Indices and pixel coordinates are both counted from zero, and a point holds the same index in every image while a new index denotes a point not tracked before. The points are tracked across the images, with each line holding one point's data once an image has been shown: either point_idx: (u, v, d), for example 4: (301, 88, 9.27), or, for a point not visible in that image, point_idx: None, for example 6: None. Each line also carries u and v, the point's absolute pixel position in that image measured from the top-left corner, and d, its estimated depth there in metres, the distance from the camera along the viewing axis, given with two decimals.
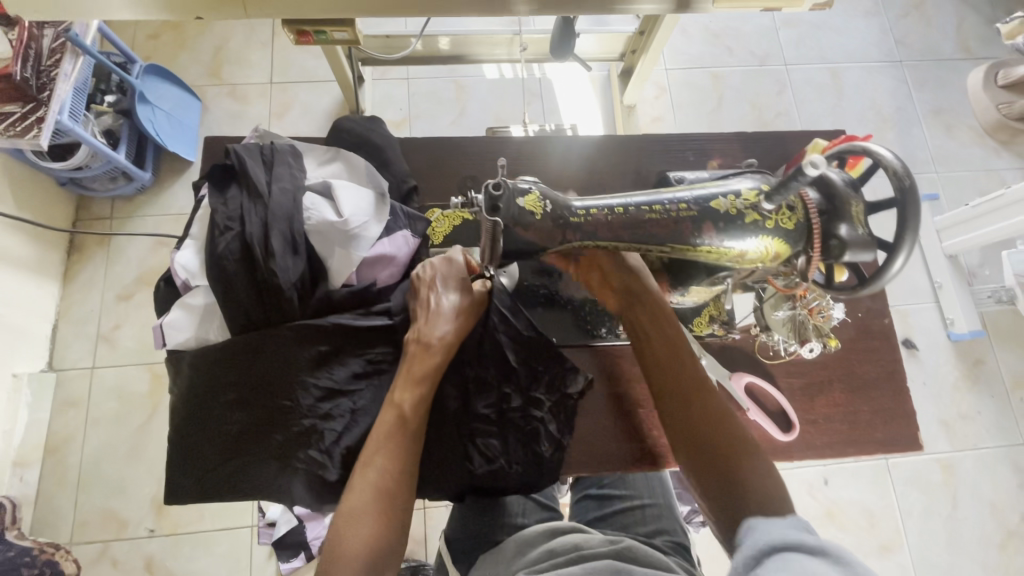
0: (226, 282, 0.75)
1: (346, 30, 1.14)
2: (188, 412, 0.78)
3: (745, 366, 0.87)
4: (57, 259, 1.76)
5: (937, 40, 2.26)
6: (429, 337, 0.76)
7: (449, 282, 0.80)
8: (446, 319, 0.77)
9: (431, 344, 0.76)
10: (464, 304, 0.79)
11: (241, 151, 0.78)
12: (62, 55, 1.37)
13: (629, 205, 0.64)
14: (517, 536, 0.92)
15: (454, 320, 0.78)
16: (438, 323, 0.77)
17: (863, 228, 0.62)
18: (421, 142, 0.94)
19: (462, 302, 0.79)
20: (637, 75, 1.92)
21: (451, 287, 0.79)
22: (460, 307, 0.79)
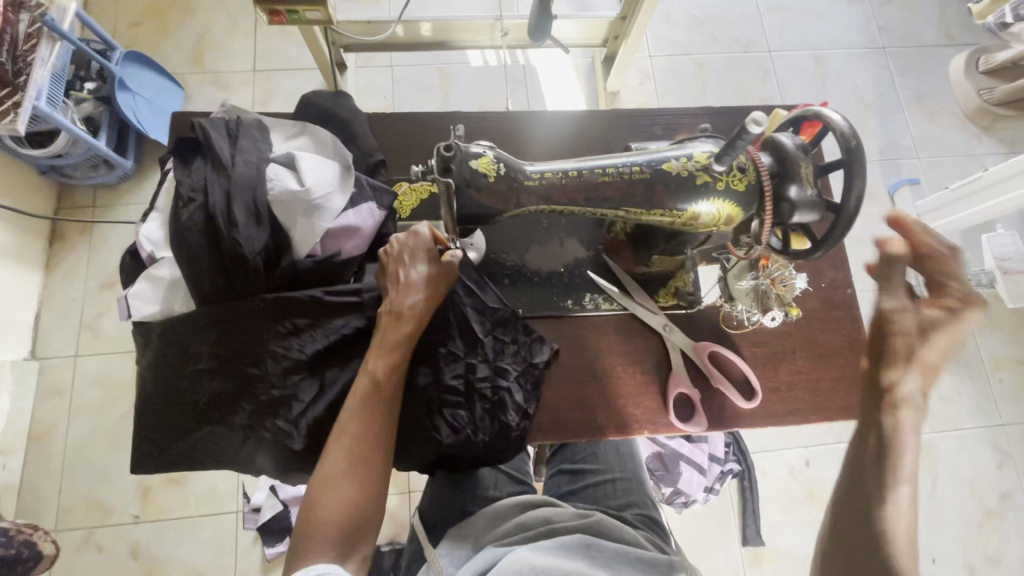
0: (190, 252, 0.75)
1: (320, 10, 1.14)
2: (156, 386, 0.78)
3: (710, 335, 0.89)
4: (39, 248, 1.75)
5: (920, 27, 2.27)
6: (400, 307, 0.76)
7: (419, 252, 0.78)
8: (417, 290, 0.77)
9: (404, 314, 0.76)
10: (434, 274, 0.78)
11: (205, 124, 0.79)
12: (39, 40, 1.36)
13: (582, 168, 0.66)
14: (486, 510, 0.91)
15: (425, 291, 0.77)
16: (410, 293, 0.76)
17: (812, 190, 0.63)
18: (393, 119, 0.95)
19: (433, 272, 0.78)
20: (620, 62, 1.92)
21: (421, 258, 0.78)
22: (430, 277, 0.77)
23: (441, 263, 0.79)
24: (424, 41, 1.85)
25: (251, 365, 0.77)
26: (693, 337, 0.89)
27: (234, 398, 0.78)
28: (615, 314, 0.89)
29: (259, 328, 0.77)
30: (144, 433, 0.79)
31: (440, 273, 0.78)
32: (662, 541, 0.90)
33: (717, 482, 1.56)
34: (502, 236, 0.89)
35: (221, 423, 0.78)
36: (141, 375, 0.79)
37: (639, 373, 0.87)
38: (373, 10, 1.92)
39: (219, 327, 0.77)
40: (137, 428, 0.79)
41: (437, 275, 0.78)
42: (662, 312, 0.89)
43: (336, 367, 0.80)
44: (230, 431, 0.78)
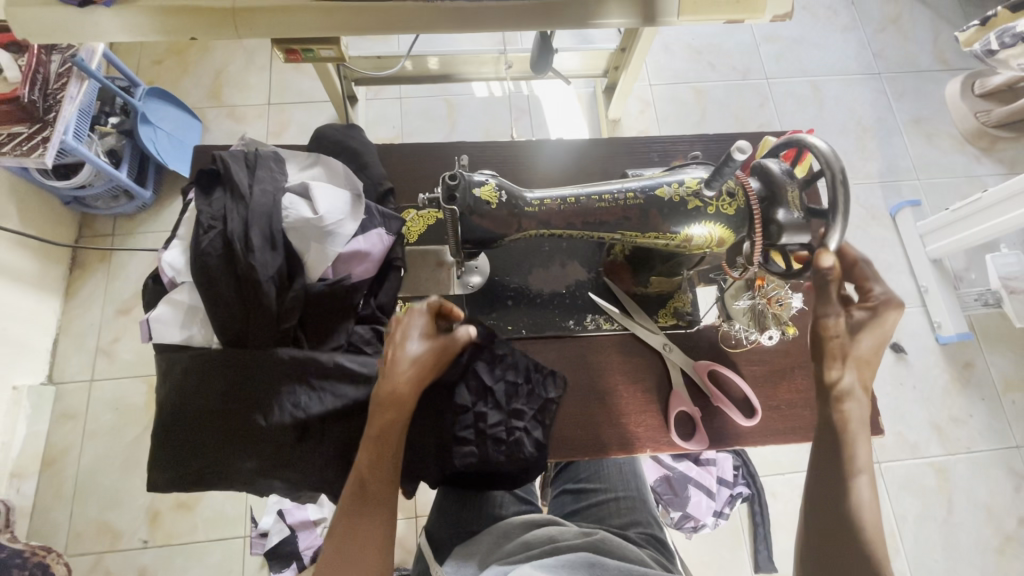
0: (208, 277, 0.79)
1: (333, 48, 1.21)
2: (177, 423, 0.80)
3: (709, 355, 0.91)
4: (60, 275, 1.82)
5: (915, 53, 2.33)
6: (390, 394, 0.73)
7: (409, 336, 0.75)
8: (405, 375, 0.73)
9: (395, 402, 0.73)
10: (426, 357, 0.75)
11: (226, 157, 0.83)
12: (68, 79, 1.44)
13: (580, 195, 0.69)
14: (491, 529, 0.92)
15: (414, 376, 0.74)
16: (398, 379, 0.73)
17: (800, 211, 0.66)
18: (398, 149, 1.00)
19: (425, 354, 0.75)
20: (620, 91, 1.99)
21: (411, 341, 0.75)
22: (421, 360, 0.74)
23: (434, 344, 0.76)
24: (432, 73, 1.93)
25: (267, 400, 0.79)
26: (692, 357, 0.91)
27: (249, 428, 0.79)
28: (618, 333, 0.91)
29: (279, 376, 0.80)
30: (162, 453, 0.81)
31: (433, 353, 0.75)
32: (667, 562, 0.90)
33: (726, 507, 1.55)
34: (504, 259, 0.93)
35: (237, 445, 0.80)
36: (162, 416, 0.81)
37: (641, 391, 0.89)
38: (384, 46, 2.02)
39: (241, 374, 0.80)
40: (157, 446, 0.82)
41: (427, 356, 0.74)
42: (662, 332, 0.91)
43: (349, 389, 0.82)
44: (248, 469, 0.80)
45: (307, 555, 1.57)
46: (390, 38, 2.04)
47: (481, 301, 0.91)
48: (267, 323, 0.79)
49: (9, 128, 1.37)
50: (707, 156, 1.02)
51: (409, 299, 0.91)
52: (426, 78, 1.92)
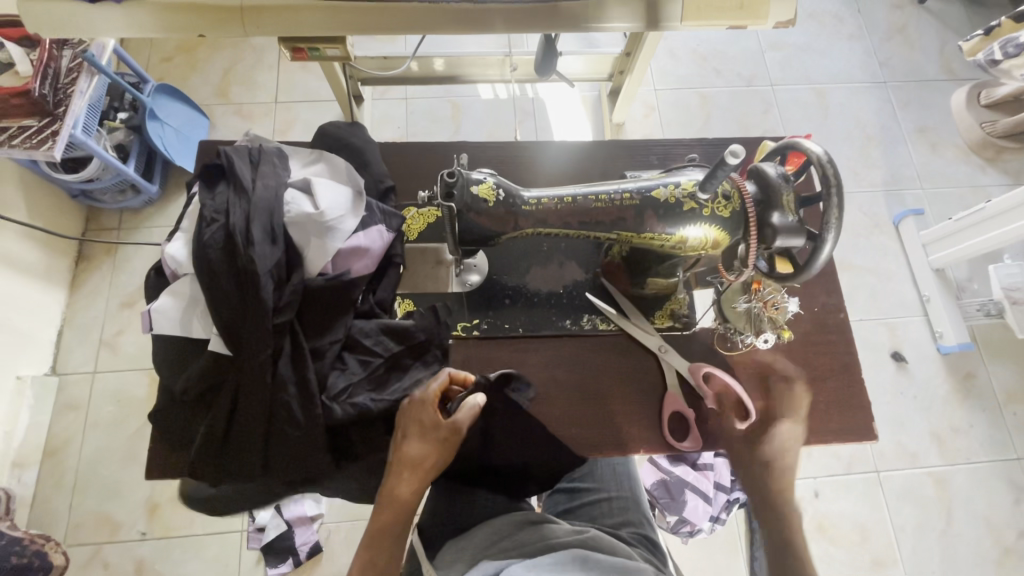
0: (209, 268, 0.79)
1: (338, 47, 1.23)
2: (186, 413, 0.82)
3: (705, 357, 0.91)
4: (65, 267, 1.84)
5: (921, 62, 2.33)
6: (392, 487, 0.78)
7: (410, 429, 0.78)
8: (403, 470, 0.78)
9: (397, 494, 0.78)
10: (425, 451, 0.78)
11: (230, 152, 0.85)
12: (79, 74, 1.46)
13: (577, 195, 0.70)
14: (481, 526, 0.92)
15: (410, 471, 0.78)
16: (399, 474, 0.77)
17: (794, 216, 0.66)
18: (400, 147, 1.02)
19: (424, 447, 0.78)
20: (625, 95, 1.99)
21: (412, 435, 0.77)
22: (422, 454, 0.77)
23: (433, 436, 0.77)
24: (437, 74, 1.95)
25: (271, 406, 0.78)
26: (687, 359, 0.91)
27: (244, 423, 0.78)
28: (614, 335, 0.92)
29: (281, 383, 0.78)
30: (169, 453, 0.82)
31: (432, 445, 0.78)
32: (659, 563, 0.90)
33: (723, 513, 1.54)
34: (503, 258, 0.93)
35: (240, 452, 0.79)
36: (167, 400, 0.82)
37: (638, 391, 0.89)
38: (391, 47, 2.04)
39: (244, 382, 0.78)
40: (160, 446, 0.83)
41: (431, 445, 0.77)
42: (658, 333, 0.92)
43: (355, 389, 0.82)
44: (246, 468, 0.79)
45: (303, 551, 1.58)
46: (397, 39, 2.06)
47: (478, 300, 0.92)
48: (262, 330, 0.77)
49: (19, 121, 1.39)
50: (701, 151, 1.03)
51: (408, 295, 0.91)
52: (432, 79, 1.94)
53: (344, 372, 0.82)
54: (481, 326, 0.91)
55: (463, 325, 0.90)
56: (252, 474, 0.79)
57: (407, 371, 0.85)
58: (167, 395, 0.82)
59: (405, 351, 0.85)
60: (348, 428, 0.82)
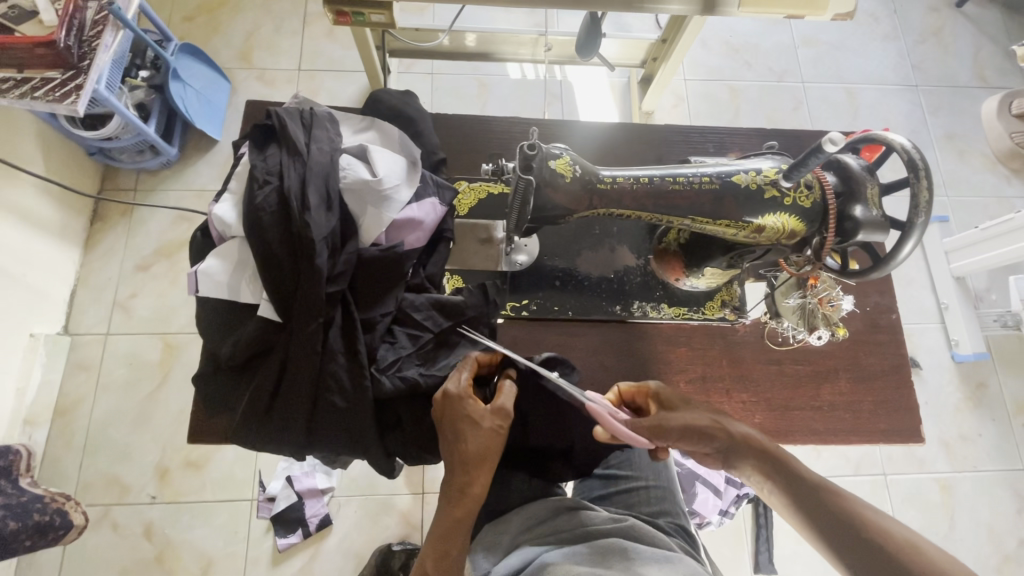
0: (261, 232, 0.77)
1: (383, 13, 1.19)
2: (230, 375, 0.80)
3: (755, 351, 0.90)
4: (80, 226, 1.80)
5: (954, 68, 2.30)
6: (460, 487, 0.72)
7: (460, 427, 0.73)
8: (465, 468, 0.72)
9: (466, 494, 0.72)
10: (486, 445, 0.72)
11: (283, 113, 0.82)
12: (105, 28, 1.42)
13: (653, 176, 0.68)
14: (520, 511, 0.92)
15: (476, 468, 0.72)
16: (464, 473, 0.72)
17: (878, 210, 0.65)
18: (451, 121, 0.99)
19: (483, 439, 0.73)
20: (657, 84, 1.95)
21: (464, 432, 0.73)
22: (483, 448, 0.72)
23: (485, 426, 0.73)
24: (468, 50, 1.91)
25: (317, 376, 0.76)
26: (735, 352, 0.90)
27: (289, 391, 0.76)
28: (664, 323, 0.90)
29: (328, 352, 0.76)
30: (210, 419, 0.81)
31: (489, 436, 0.73)
32: (697, 555, 0.90)
33: (732, 506, 1.55)
34: (554, 239, 0.92)
35: (284, 421, 0.77)
36: (210, 360, 0.80)
37: (685, 382, 0.88)
38: (420, 19, 1.99)
39: (290, 349, 0.76)
40: (201, 412, 0.81)
41: (484, 438, 0.72)
42: (709, 324, 0.90)
43: (404, 363, 0.80)
44: (288, 438, 0.77)
45: (313, 523, 1.58)
46: (427, 11, 2.01)
47: (528, 281, 0.90)
48: (313, 298, 0.75)
49: (42, 73, 1.34)
50: (757, 139, 1.01)
51: (456, 272, 0.90)
52: (462, 55, 1.89)
53: (393, 346, 0.80)
54: (530, 307, 0.89)
55: (511, 305, 0.89)
56: (295, 444, 0.77)
57: (455, 348, 0.83)
58: (211, 360, 0.80)
59: (454, 328, 0.83)
60: (395, 402, 0.80)
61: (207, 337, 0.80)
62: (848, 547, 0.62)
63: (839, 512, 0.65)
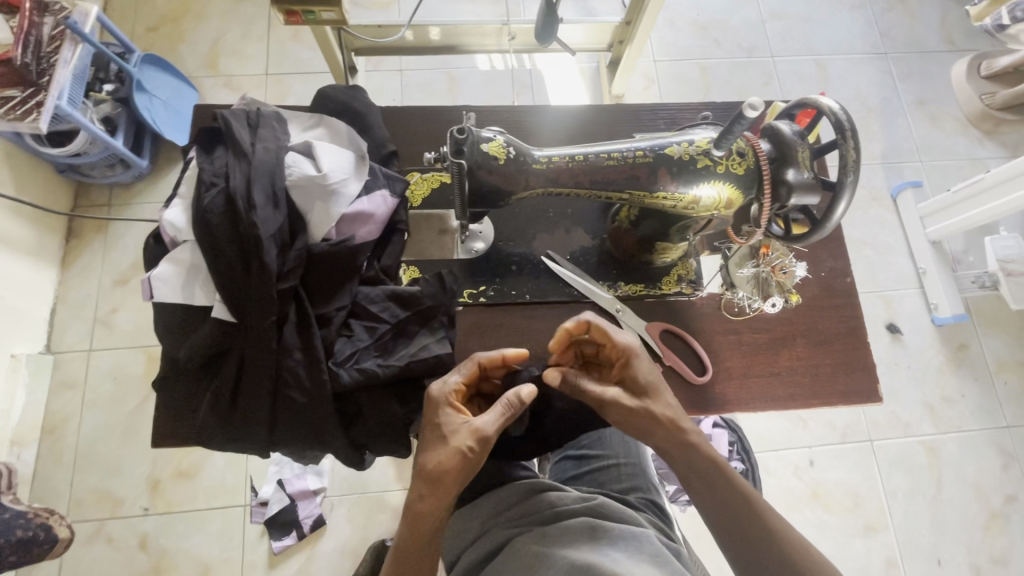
0: (210, 233, 0.77)
1: (333, 10, 1.19)
2: (190, 376, 0.80)
3: (712, 323, 0.91)
4: (56, 244, 1.80)
5: (922, 33, 2.30)
6: (415, 499, 0.71)
7: (431, 438, 0.73)
8: (420, 483, 0.71)
9: (418, 508, 0.71)
10: (443, 463, 0.70)
11: (227, 115, 0.82)
12: (62, 42, 1.41)
13: (588, 153, 0.68)
14: (491, 494, 0.94)
15: (428, 486, 0.70)
16: (418, 488, 0.71)
17: (809, 173, 0.66)
18: (401, 112, 0.99)
19: (445, 459, 0.70)
20: (625, 66, 1.95)
21: (432, 444, 0.72)
22: (438, 466, 0.69)
23: (451, 444, 0.71)
24: (433, 44, 1.89)
25: (275, 372, 0.77)
26: (693, 326, 0.91)
27: (249, 390, 0.77)
28: (622, 300, 0.91)
29: (283, 348, 0.77)
30: (172, 422, 0.81)
31: (450, 454, 0.70)
32: (667, 527, 0.92)
33: None
34: (509, 223, 0.92)
35: (245, 417, 0.78)
36: (170, 363, 0.80)
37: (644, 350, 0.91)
38: (384, 15, 1.98)
39: (245, 348, 0.77)
40: (163, 416, 0.81)
41: (442, 457, 0.70)
42: (665, 299, 0.91)
43: (361, 356, 0.80)
44: (249, 434, 0.78)
45: (307, 523, 1.59)
46: (391, 8, 2.01)
47: (484, 266, 0.90)
48: (264, 294, 0.76)
49: (2, 91, 1.34)
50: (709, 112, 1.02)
51: (413, 263, 0.90)
52: (428, 49, 1.88)
53: (351, 339, 0.81)
54: (487, 293, 0.90)
55: (469, 291, 0.89)
56: (258, 441, 0.78)
57: (413, 338, 0.83)
58: (171, 363, 0.81)
59: (412, 318, 0.84)
60: (355, 394, 0.81)
61: (164, 339, 0.80)
62: (735, 530, 0.69)
63: (732, 494, 0.71)
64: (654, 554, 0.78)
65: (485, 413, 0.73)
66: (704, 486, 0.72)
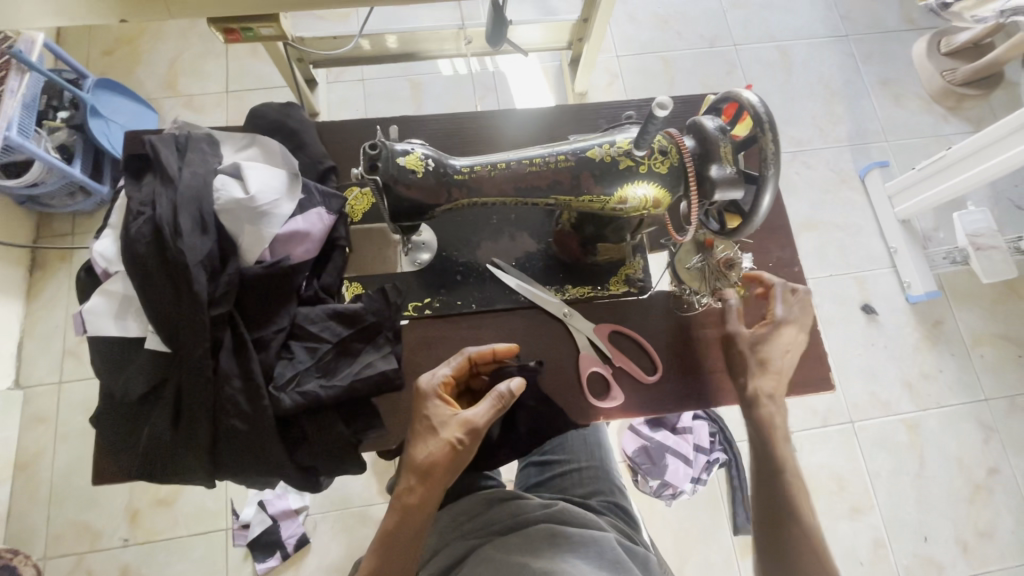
0: (138, 264, 0.75)
1: (273, 26, 1.17)
2: (129, 409, 0.79)
3: (663, 323, 0.90)
4: (19, 276, 1.77)
5: (881, 13, 2.31)
6: (404, 488, 0.74)
7: (422, 430, 0.76)
8: (410, 474, 0.74)
9: (405, 500, 0.74)
10: (433, 455, 0.73)
11: (154, 141, 0.81)
12: (7, 73, 1.43)
13: (510, 160, 0.68)
14: (451, 507, 0.93)
15: (418, 478, 0.73)
16: (407, 478, 0.74)
17: (732, 167, 0.65)
18: (336, 125, 0.97)
19: (436, 450, 0.74)
20: (586, 63, 1.94)
21: (423, 436, 0.75)
22: (430, 458, 0.73)
23: (441, 437, 0.74)
24: (391, 52, 1.87)
25: (215, 398, 0.76)
26: (643, 327, 0.90)
27: (189, 419, 0.76)
28: (570, 304, 0.90)
29: (221, 374, 0.76)
30: (114, 457, 0.79)
31: (441, 447, 0.73)
32: (630, 530, 0.92)
33: (705, 473, 1.51)
34: (452, 234, 0.91)
35: (187, 446, 0.76)
36: (108, 396, 0.78)
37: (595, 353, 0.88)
38: (341, 26, 1.96)
39: (181, 375, 0.76)
40: (105, 452, 0.80)
41: (433, 449, 0.73)
42: (614, 300, 0.90)
43: (303, 378, 0.79)
44: (192, 462, 0.77)
45: (290, 543, 1.57)
46: (348, 18, 1.99)
47: (430, 279, 0.89)
48: (198, 320, 0.74)
49: None
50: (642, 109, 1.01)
51: (356, 278, 0.89)
52: (386, 58, 1.86)
53: (291, 361, 0.79)
54: (432, 305, 0.89)
55: (415, 305, 0.88)
56: (201, 471, 0.76)
57: (357, 356, 0.82)
58: (108, 398, 0.79)
59: (355, 335, 0.82)
60: (299, 417, 0.79)
61: (100, 372, 0.79)
62: (772, 520, 0.79)
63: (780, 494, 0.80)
64: (613, 561, 0.78)
65: (476, 407, 0.75)
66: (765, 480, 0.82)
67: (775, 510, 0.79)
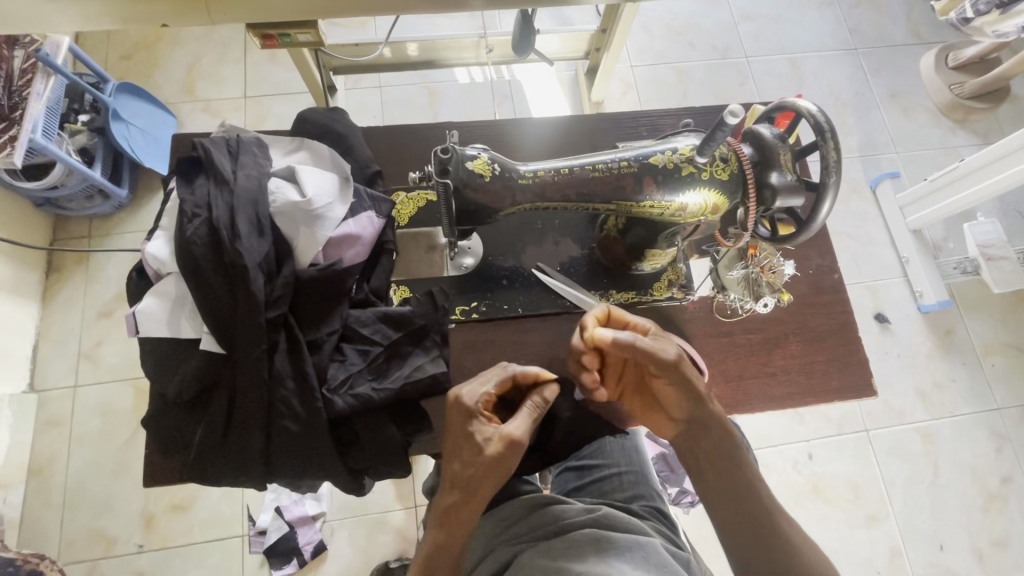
0: (193, 265, 0.76)
1: (310, 33, 1.18)
2: (181, 409, 0.79)
3: (706, 328, 0.91)
4: (35, 279, 1.76)
5: (889, 27, 2.35)
6: (446, 507, 0.71)
7: (463, 448, 0.71)
8: (454, 492, 0.70)
9: (448, 520, 0.71)
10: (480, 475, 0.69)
11: (207, 143, 0.81)
12: (34, 75, 1.38)
13: (573, 166, 0.69)
14: (494, 512, 0.94)
15: (462, 498, 0.70)
16: (451, 497, 0.70)
17: (792, 174, 0.67)
18: (380, 131, 0.99)
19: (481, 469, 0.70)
20: (603, 72, 1.95)
21: (466, 455, 0.71)
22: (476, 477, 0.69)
23: (487, 454, 0.70)
24: (411, 60, 1.88)
25: (268, 399, 0.76)
26: (687, 332, 0.91)
27: (242, 419, 0.76)
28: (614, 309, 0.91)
29: (274, 375, 0.76)
30: (165, 459, 0.79)
31: (488, 467, 0.70)
32: (672, 534, 0.91)
33: None
34: (496, 238, 0.92)
35: (239, 447, 0.76)
36: (161, 395, 0.79)
37: None
38: (361, 34, 1.98)
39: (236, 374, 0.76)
40: (157, 452, 0.80)
41: (479, 469, 0.69)
42: (656, 305, 0.91)
43: (355, 380, 0.79)
44: (244, 462, 0.77)
45: (307, 549, 1.56)
46: (367, 26, 2.01)
47: (475, 283, 0.90)
48: (253, 321, 0.75)
49: None
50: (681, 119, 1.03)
51: (403, 282, 0.89)
52: (405, 65, 1.87)
53: (343, 363, 0.80)
54: (479, 308, 0.89)
55: (461, 308, 0.89)
56: (253, 471, 0.77)
57: (407, 359, 0.82)
58: (160, 398, 0.79)
59: (404, 338, 0.82)
60: (351, 420, 0.80)
61: (152, 373, 0.79)
62: (747, 532, 0.70)
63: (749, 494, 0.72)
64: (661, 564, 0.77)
65: (518, 423, 0.72)
66: (723, 490, 0.72)
67: (747, 516, 0.71)
